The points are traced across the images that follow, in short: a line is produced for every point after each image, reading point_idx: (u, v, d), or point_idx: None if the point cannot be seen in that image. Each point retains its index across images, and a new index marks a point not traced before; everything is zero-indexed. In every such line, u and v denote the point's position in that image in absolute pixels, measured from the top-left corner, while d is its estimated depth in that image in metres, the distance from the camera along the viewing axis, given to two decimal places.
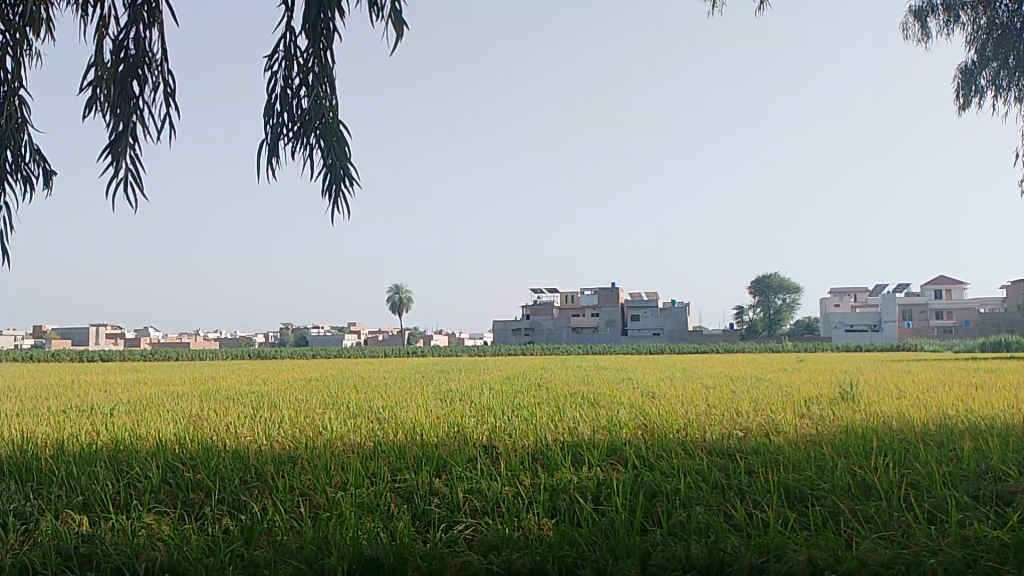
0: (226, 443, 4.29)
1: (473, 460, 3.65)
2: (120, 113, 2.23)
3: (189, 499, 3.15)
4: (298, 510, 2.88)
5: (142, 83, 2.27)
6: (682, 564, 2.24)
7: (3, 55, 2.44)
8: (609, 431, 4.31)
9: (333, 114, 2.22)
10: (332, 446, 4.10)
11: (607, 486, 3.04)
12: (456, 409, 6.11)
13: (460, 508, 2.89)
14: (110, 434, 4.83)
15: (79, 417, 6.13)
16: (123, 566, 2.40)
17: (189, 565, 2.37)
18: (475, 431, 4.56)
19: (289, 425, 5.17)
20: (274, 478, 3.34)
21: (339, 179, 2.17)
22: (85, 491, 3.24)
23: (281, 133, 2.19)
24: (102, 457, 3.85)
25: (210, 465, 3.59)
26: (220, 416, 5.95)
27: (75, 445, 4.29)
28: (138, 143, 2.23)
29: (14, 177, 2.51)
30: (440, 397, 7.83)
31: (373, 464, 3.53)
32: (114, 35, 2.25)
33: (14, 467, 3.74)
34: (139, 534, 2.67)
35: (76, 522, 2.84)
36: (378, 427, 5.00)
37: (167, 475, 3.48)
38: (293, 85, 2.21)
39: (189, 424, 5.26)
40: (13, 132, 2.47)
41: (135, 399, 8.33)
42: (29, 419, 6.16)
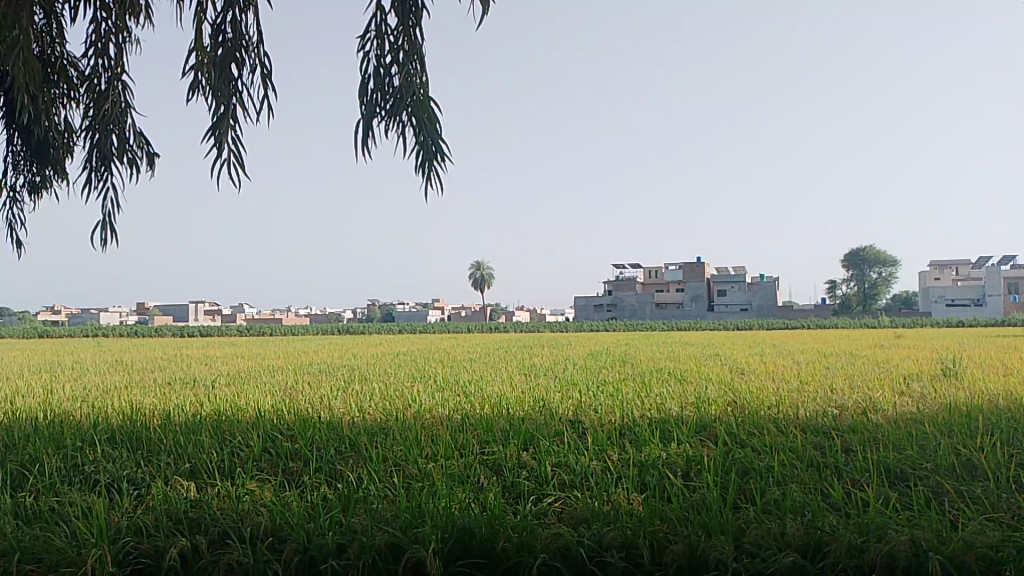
0: (320, 414, 4.44)
1: (560, 435, 3.67)
2: (221, 96, 2.28)
3: (289, 467, 3.27)
4: (392, 480, 2.95)
5: (240, 66, 2.32)
6: (778, 541, 2.20)
7: (107, 43, 2.54)
8: (698, 408, 4.27)
9: (424, 91, 2.23)
10: (421, 418, 4.18)
11: (697, 463, 3.02)
12: (540, 384, 6.14)
13: (549, 481, 2.91)
14: (211, 405, 5.08)
15: (183, 389, 6.45)
16: (230, 531, 2.52)
17: (291, 530, 2.48)
18: (562, 407, 4.56)
19: (379, 398, 5.31)
20: (368, 448, 3.44)
21: (429, 153, 2.18)
22: (192, 458, 3.42)
23: (375, 110, 2.22)
24: (207, 427, 4.05)
25: (307, 436, 3.72)
26: (313, 388, 6.15)
27: (181, 416, 4.52)
28: (239, 124, 2.29)
29: (121, 159, 2.61)
30: (525, 372, 7.88)
31: (462, 436, 3.59)
32: (213, 20, 2.30)
33: (127, 436, 3.97)
34: (244, 500, 2.80)
35: (184, 487, 3.00)
36: (466, 400, 5.07)
37: (267, 444, 3.63)
38: (385, 63, 2.23)
39: (285, 397, 5.46)
40: (118, 116, 2.56)
41: (233, 372, 8.70)
42: (137, 390, 6.53)
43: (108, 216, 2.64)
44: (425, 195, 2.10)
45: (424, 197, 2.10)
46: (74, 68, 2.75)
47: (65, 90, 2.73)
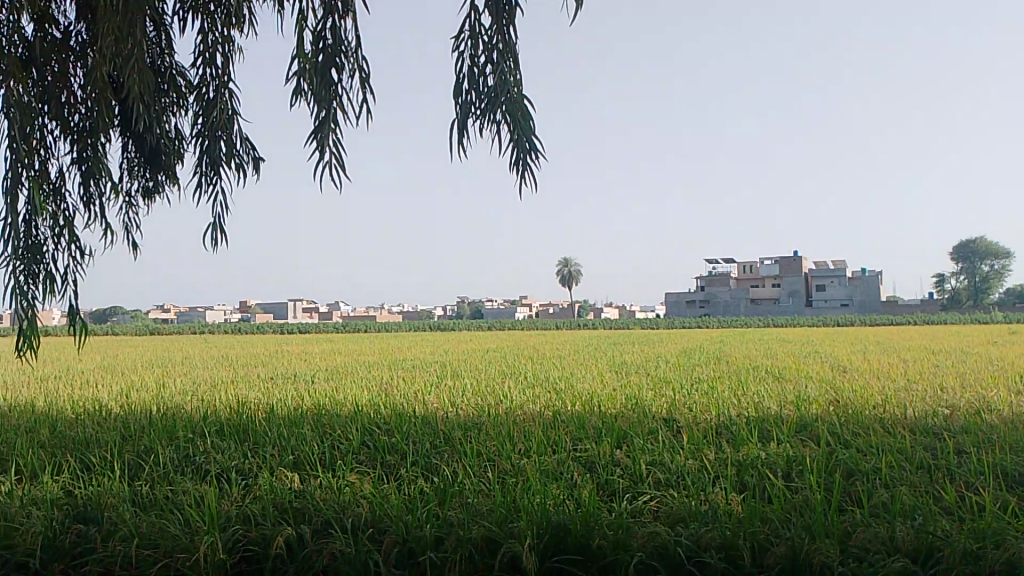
0: (415, 409, 4.53)
1: (654, 433, 3.63)
2: (323, 100, 2.33)
3: (386, 461, 3.35)
4: (487, 475, 2.99)
5: (340, 70, 2.37)
6: (886, 546, 2.12)
7: (214, 53, 2.64)
8: (797, 407, 4.14)
9: (517, 89, 2.23)
10: (513, 414, 4.22)
11: (798, 463, 2.93)
12: (633, 382, 6.09)
13: (644, 479, 2.88)
14: (311, 399, 5.25)
15: (285, 384, 6.70)
16: (332, 521, 2.61)
17: (391, 521, 2.54)
18: (655, 405, 4.51)
19: (471, 393, 5.38)
20: (463, 443, 3.49)
21: (524, 147, 2.18)
22: (295, 450, 3.54)
23: (471, 110, 2.24)
24: (308, 421, 4.19)
25: (403, 430, 3.80)
26: (407, 384, 6.28)
27: (284, 410, 4.69)
28: (340, 127, 2.33)
29: (229, 163, 2.72)
30: (617, 369, 7.83)
31: (554, 433, 3.60)
32: (314, 27, 2.37)
33: (234, 429, 4.15)
34: (345, 491, 2.88)
35: (289, 478, 3.12)
36: (557, 397, 5.08)
37: (365, 438, 3.73)
38: (478, 64, 2.25)
39: (380, 392, 5.60)
40: (225, 122, 2.66)
41: (331, 368, 8.97)
42: (242, 385, 6.82)
43: (218, 219, 2.76)
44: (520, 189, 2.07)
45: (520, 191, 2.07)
46: (182, 77, 2.87)
47: (174, 99, 2.86)
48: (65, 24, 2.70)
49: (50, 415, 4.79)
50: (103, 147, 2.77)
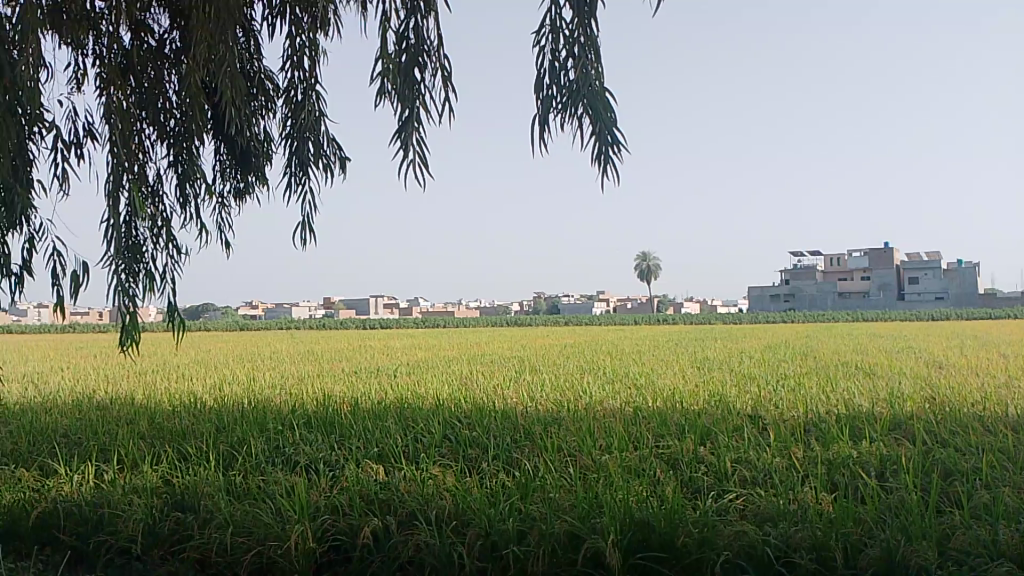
0: (495, 403, 4.57)
1: (739, 430, 3.56)
2: (406, 99, 2.08)
3: (468, 454, 3.39)
4: (568, 470, 2.99)
5: (423, 69, 2.12)
6: (989, 550, 2.02)
7: (301, 56, 2.70)
8: (890, 404, 4.00)
9: (601, 83, 1.91)
10: (593, 410, 4.20)
11: (893, 462, 2.83)
12: (715, 377, 5.99)
13: (729, 477, 2.83)
14: (394, 393, 5.36)
15: (368, 378, 6.86)
16: (417, 512, 2.66)
17: (474, 514, 2.58)
18: (739, 401, 4.42)
19: (550, 388, 5.39)
20: (544, 438, 3.49)
21: (607, 147, 1.84)
22: (379, 443, 3.62)
23: (549, 105, 1.94)
24: (392, 414, 4.28)
25: (484, 424, 3.84)
26: (487, 378, 6.35)
27: (368, 403, 4.81)
28: (425, 126, 2.06)
29: (317, 163, 2.78)
30: (698, 364, 7.73)
31: (636, 429, 3.56)
32: (396, 28, 2.17)
33: (320, 422, 4.27)
34: (428, 483, 2.93)
35: (374, 470, 3.19)
36: (638, 393, 5.04)
37: (447, 431, 3.79)
38: (560, 58, 1.95)
39: (460, 386, 5.67)
40: (312, 124, 2.72)
41: (412, 362, 9.14)
42: (327, 379, 7.02)
43: (306, 218, 2.81)
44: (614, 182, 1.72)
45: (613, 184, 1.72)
46: (271, 81, 2.96)
47: (262, 103, 2.95)
48: (160, 32, 2.81)
49: (150, 407, 5.03)
50: (197, 150, 2.88)
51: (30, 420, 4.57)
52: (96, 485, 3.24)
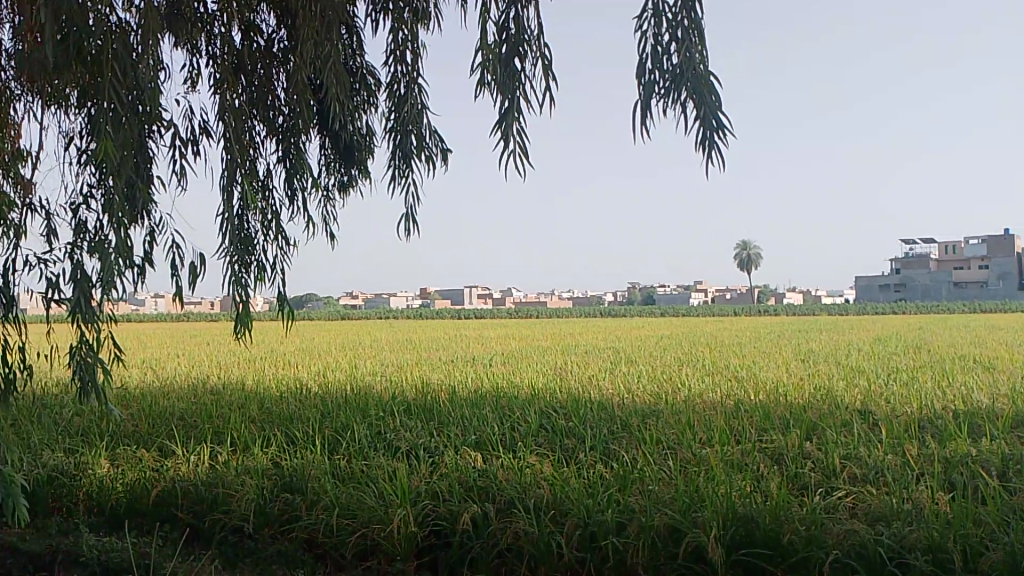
0: (592, 394, 4.56)
1: (847, 425, 3.42)
2: (506, 90, 2.02)
3: (565, 444, 3.39)
4: (668, 463, 2.95)
5: (523, 59, 2.07)
6: None
7: (404, 50, 2.69)
8: (1013, 400, 3.76)
9: (705, 67, 1.86)
10: (692, 403, 4.13)
11: (1018, 462, 2.66)
12: (820, 370, 5.79)
13: (838, 473, 2.73)
14: (490, 382, 5.42)
15: (464, 367, 6.97)
16: (515, 500, 2.68)
17: (572, 504, 2.58)
18: (846, 395, 4.26)
19: (647, 380, 5.34)
20: (642, 430, 3.46)
21: (712, 132, 1.80)
22: (477, 431, 3.66)
23: (652, 90, 1.88)
24: (489, 403, 4.32)
25: (581, 415, 3.83)
26: (582, 369, 6.34)
27: (465, 392, 4.87)
28: (526, 116, 1.99)
29: (419, 156, 2.79)
30: (801, 357, 7.49)
31: (737, 423, 3.48)
32: (497, 18, 2.12)
33: (420, 409, 4.35)
34: (526, 472, 2.95)
35: (472, 457, 3.23)
36: (738, 385, 4.92)
37: (544, 421, 3.80)
38: (663, 42, 1.91)
39: (556, 376, 5.68)
40: (414, 117, 2.74)
41: (507, 352, 9.22)
42: (425, 367, 7.16)
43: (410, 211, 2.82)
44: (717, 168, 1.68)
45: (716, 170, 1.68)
46: (373, 76, 3.02)
47: (365, 98, 3.01)
48: (268, 32, 2.93)
49: (259, 393, 5.26)
50: (304, 145, 2.97)
51: (151, 404, 4.85)
52: (212, 466, 3.41)
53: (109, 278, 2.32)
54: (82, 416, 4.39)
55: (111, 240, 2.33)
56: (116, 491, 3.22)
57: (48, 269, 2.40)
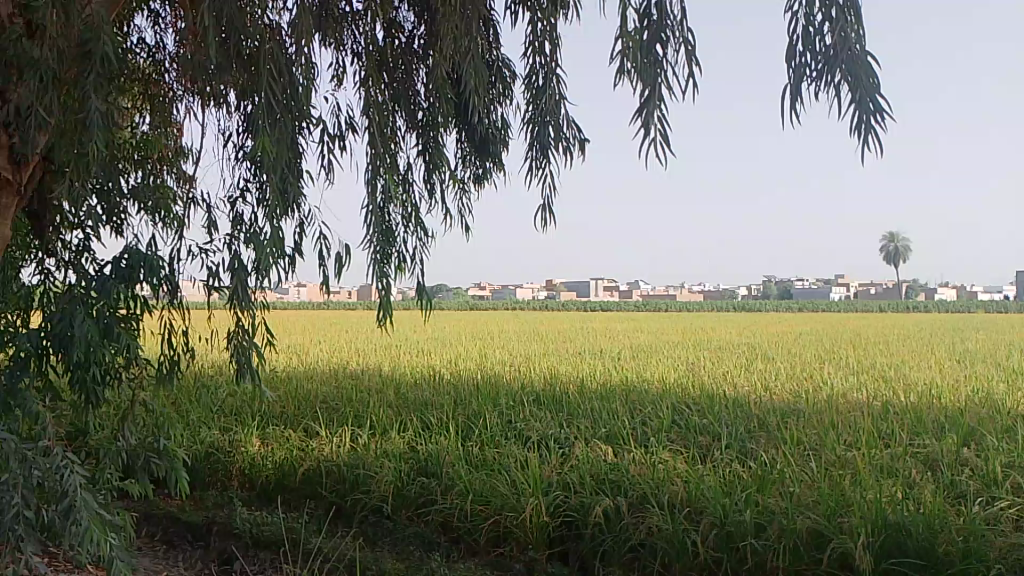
0: (726, 391, 4.43)
1: (1012, 432, 3.17)
2: (647, 77, 1.97)
3: (700, 441, 3.31)
4: (809, 464, 2.82)
5: (665, 45, 2.02)
6: None
7: (542, 40, 2.69)
8: None
9: (862, 47, 1.76)
10: (835, 403, 3.94)
11: None
12: (978, 372, 5.38)
13: (1001, 483, 2.54)
14: (620, 375, 5.38)
15: (592, 359, 6.94)
16: (649, 495, 2.64)
17: (707, 503, 2.52)
18: (1009, 399, 3.94)
19: (785, 377, 5.14)
20: (781, 430, 3.33)
21: (868, 115, 1.69)
22: (608, 424, 3.64)
23: (802, 74, 1.79)
24: (620, 397, 4.28)
25: (715, 412, 3.73)
26: (715, 364, 6.18)
27: (595, 384, 4.85)
28: (667, 102, 1.93)
29: (557, 147, 2.72)
30: (955, 357, 7.00)
31: (886, 426, 3.29)
32: (639, 4, 2.08)
33: (549, 400, 4.37)
34: (659, 468, 2.90)
35: (603, 451, 3.21)
36: (885, 386, 4.65)
37: (676, 417, 3.73)
38: (815, 22, 1.81)
39: (687, 372, 5.56)
40: (552, 108, 2.68)
41: (636, 345, 9.12)
42: (554, 358, 7.19)
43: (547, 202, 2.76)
44: (875, 152, 1.58)
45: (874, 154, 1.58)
46: (508, 68, 3.03)
47: (501, 90, 3.03)
48: (409, 29, 2.99)
49: (394, 379, 5.44)
50: (441, 138, 3.02)
51: (295, 387, 5.10)
52: (352, 448, 3.55)
53: (263, 267, 2.45)
54: (234, 397, 4.69)
55: (265, 232, 2.45)
56: (265, 468, 3.43)
57: (209, 259, 2.56)
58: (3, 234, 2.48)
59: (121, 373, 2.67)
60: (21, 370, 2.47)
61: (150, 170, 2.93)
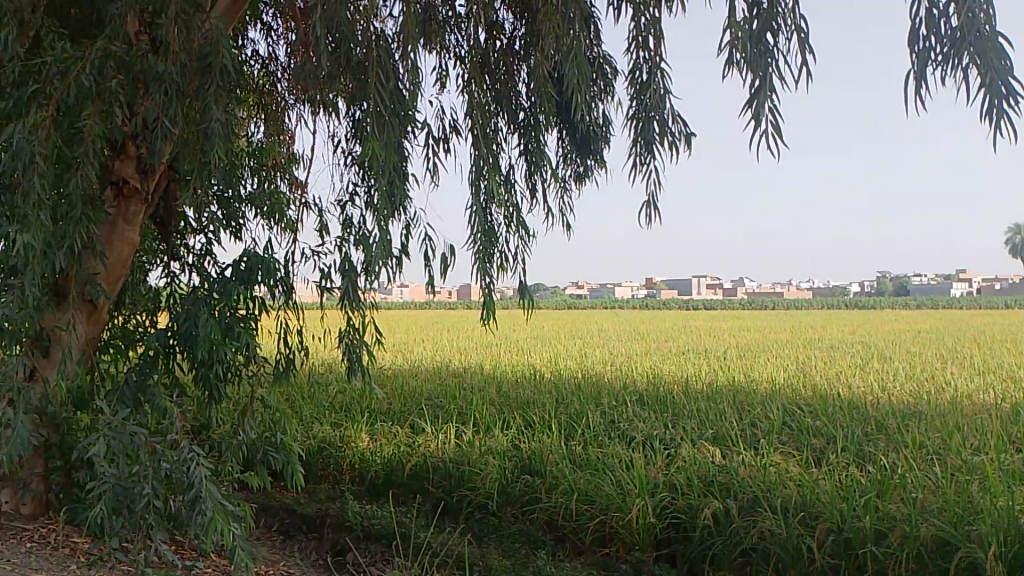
0: (841, 392, 4.26)
1: None
2: (757, 67, 1.91)
3: (813, 444, 3.19)
4: (933, 469, 2.68)
5: (776, 34, 1.96)
6: None
7: (646, 35, 2.65)
8: None
9: (992, 27, 1.65)
10: (960, 405, 3.72)
11: None
12: None
13: None
14: (726, 375, 5.25)
15: (697, 359, 6.81)
16: (761, 497, 2.56)
17: (823, 507, 2.43)
18: None
19: (904, 378, 4.89)
20: (901, 433, 3.17)
21: (1000, 100, 1.59)
22: (715, 425, 3.56)
23: (926, 60, 1.70)
24: (727, 397, 4.18)
25: (829, 413, 3.59)
26: (827, 364, 5.95)
27: (700, 384, 4.76)
28: (778, 93, 1.87)
29: (662, 143, 2.67)
30: None
31: (1019, 430, 3.08)
32: None
33: (654, 400, 4.30)
34: (770, 470, 2.81)
35: (711, 452, 3.14)
36: (1017, 387, 4.36)
37: (787, 418, 3.61)
38: (940, 4, 1.71)
39: (797, 372, 5.38)
40: (657, 103, 2.64)
41: (741, 344, 8.88)
42: (657, 358, 7.09)
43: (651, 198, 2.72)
44: (1007, 140, 1.48)
45: (1006, 142, 1.48)
46: (609, 64, 3.01)
47: (603, 87, 3.01)
48: (510, 31, 3.03)
49: (497, 378, 5.49)
50: (544, 137, 3.03)
51: (401, 385, 5.23)
52: (457, 445, 3.60)
53: (372, 268, 2.51)
54: (344, 394, 4.84)
55: (373, 234, 2.52)
56: (374, 463, 3.52)
57: (321, 261, 2.65)
58: (133, 238, 2.68)
59: (241, 370, 2.80)
60: (150, 367, 2.63)
61: (265, 176, 3.06)
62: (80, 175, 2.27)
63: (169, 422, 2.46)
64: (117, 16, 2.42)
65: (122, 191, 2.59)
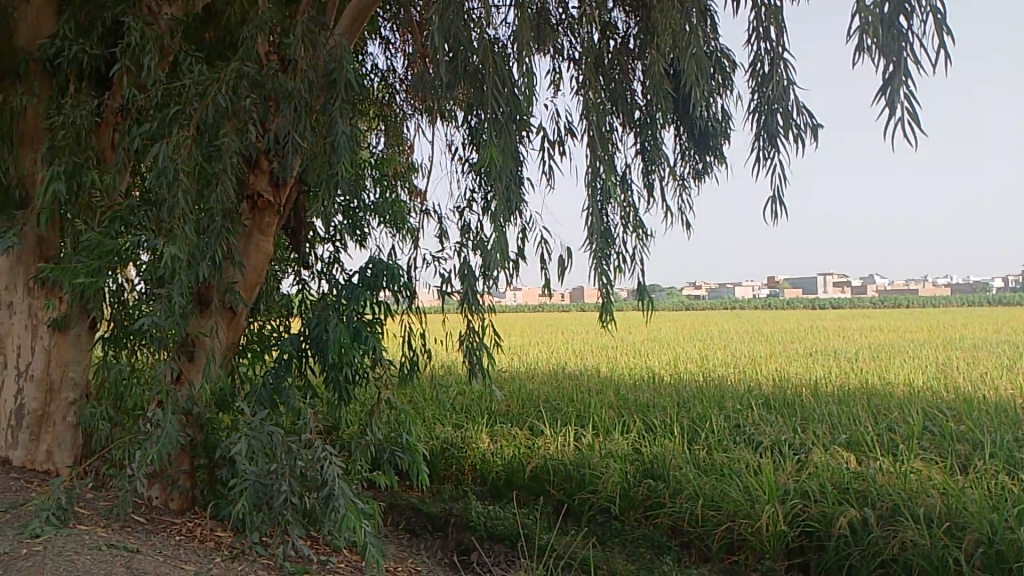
0: (988, 395, 3.97)
1: None
2: (890, 52, 1.82)
3: (957, 450, 3.00)
4: None
5: (909, 15, 1.85)
6: None
7: (767, 24, 2.57)
8: None
9: None
10: None
11: None
12: None
13: None
14: (858, 377, 5.00)
15: (826, 360, 6.52)
16: (901, 506, 2.43)
17: (971, 518, 2.29)
18: None
19: None
20: None
21: None
22: (848, 430, 3.40)
23: None
24: (859, 401, 3.98)
25: (975, 418, 3.36)
26: (971, 365, 5.56)
27: (830, 387, 4.55)
28: (914, 77, 1.77)
29: (786, 135, 2.57)
30: None
31: None
32: None
33: (781, 404, 4.15)
34: (911, 477, 2.65)
35: (845, 457, 3.00)
36: None
37: (927, 422, 3.40)
38: None
39: (937, 373, 5.06)
40: (780, 94, 2.55)
41: (874, 345, 8.43)
42: (782, 360, 6.84)
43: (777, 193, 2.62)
44: None
45: None
46: (727, 58, 2.93)
47: (721, 82, 2.94)
48: (623, 31, 3.01)
49: (616, 380, 5.44)
50: (660, 136, 2.98)
51: (520, 387, 5.27)
52: (577, 447, 3.59)
53: (491, 271, 2.55)
54: (464, 396, 4.92)
55: (492, 238, 2.55)
56: (496, 464, 3.57)
57: (441, 266, 2.71)
58: (269, 246, 2.82)
59: (368, 372, 2.90)
60: (285, 371, 2.79)
61: (386, 184, 3.15)
62: (219, 190, 2.41)
63: (304, 422, 2.58)
64: (249, 38, 2.56)
65: (258, 204, 2.74)
